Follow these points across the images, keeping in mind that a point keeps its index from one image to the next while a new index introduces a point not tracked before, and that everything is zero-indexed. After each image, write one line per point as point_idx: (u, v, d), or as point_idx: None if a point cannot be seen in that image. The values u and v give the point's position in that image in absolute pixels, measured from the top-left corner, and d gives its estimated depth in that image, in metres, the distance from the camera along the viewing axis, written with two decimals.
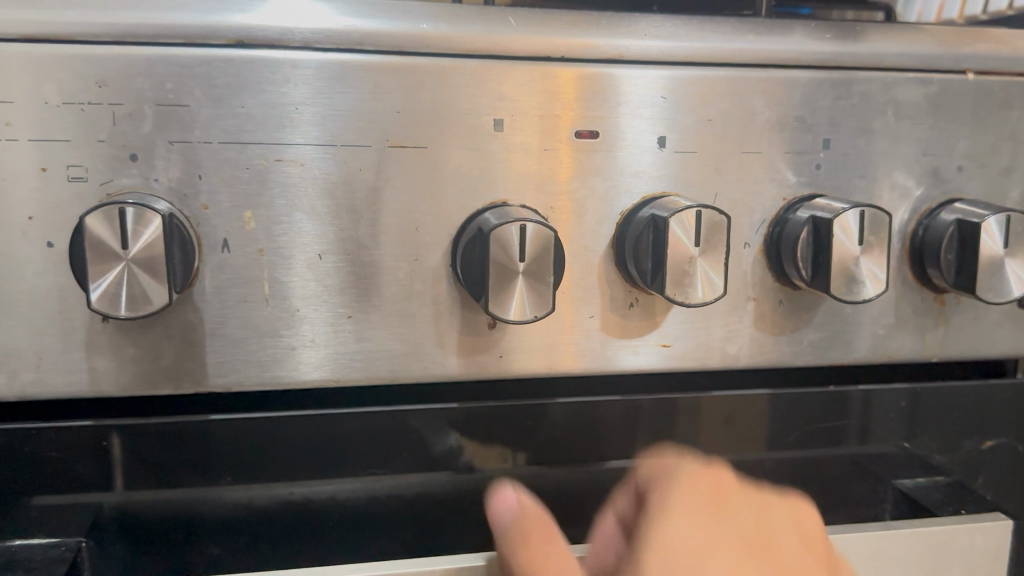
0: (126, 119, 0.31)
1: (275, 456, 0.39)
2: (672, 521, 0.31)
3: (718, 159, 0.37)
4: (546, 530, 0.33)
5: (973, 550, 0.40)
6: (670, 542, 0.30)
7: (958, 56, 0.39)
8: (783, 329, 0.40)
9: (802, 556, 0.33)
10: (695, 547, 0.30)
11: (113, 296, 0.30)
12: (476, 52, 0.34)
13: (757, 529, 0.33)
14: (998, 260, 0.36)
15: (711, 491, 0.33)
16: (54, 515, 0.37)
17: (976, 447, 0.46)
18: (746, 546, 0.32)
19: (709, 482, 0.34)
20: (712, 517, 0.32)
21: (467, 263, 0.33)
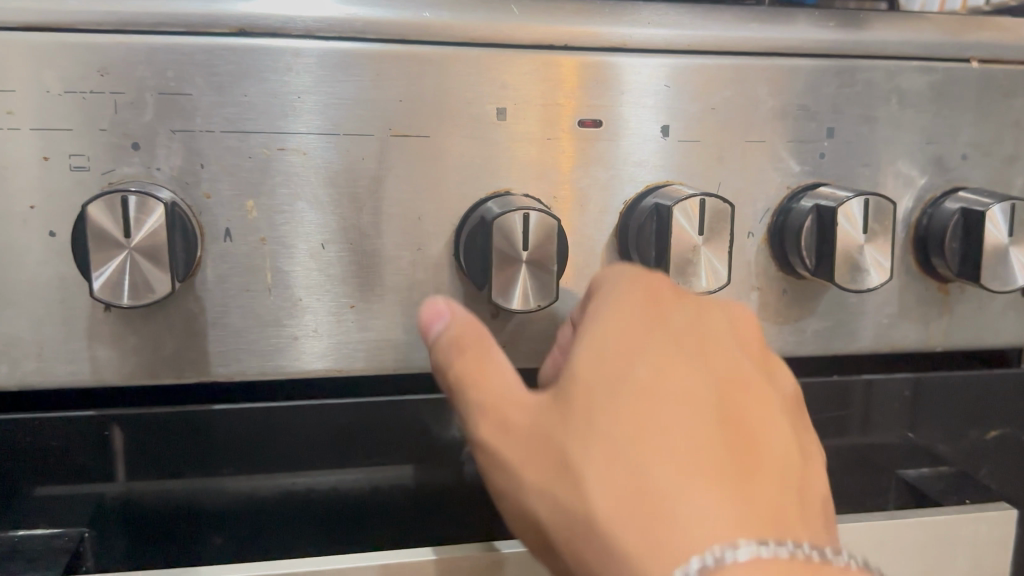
0: (128, 107, 0.31)
1: (280, 444, 0.39)
2: (599, 325, 0.29)
3: (721, 148, 0.37)
4: (484, 346, 0.30)
5: (976, 539, 0.40)
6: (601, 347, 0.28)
7: (962, 44, 0.39)
8: (786, 319, 0.40)
9: (733, 351, 0.31)
10: (620, 352, 0.28)
11: (115, 284, 0.29)
12: (478, 41, 0.34)
13: (691, 328, 0.30)
14: (1001, 249, 0.36)
15: (647, 293, 0.30)
16: (56, 505, 0.37)
17: (980, 437, 0.46)
18: (678, 354, 0.29)
19: (648, 289, 0.30)
20: (647, 326, 0.29)
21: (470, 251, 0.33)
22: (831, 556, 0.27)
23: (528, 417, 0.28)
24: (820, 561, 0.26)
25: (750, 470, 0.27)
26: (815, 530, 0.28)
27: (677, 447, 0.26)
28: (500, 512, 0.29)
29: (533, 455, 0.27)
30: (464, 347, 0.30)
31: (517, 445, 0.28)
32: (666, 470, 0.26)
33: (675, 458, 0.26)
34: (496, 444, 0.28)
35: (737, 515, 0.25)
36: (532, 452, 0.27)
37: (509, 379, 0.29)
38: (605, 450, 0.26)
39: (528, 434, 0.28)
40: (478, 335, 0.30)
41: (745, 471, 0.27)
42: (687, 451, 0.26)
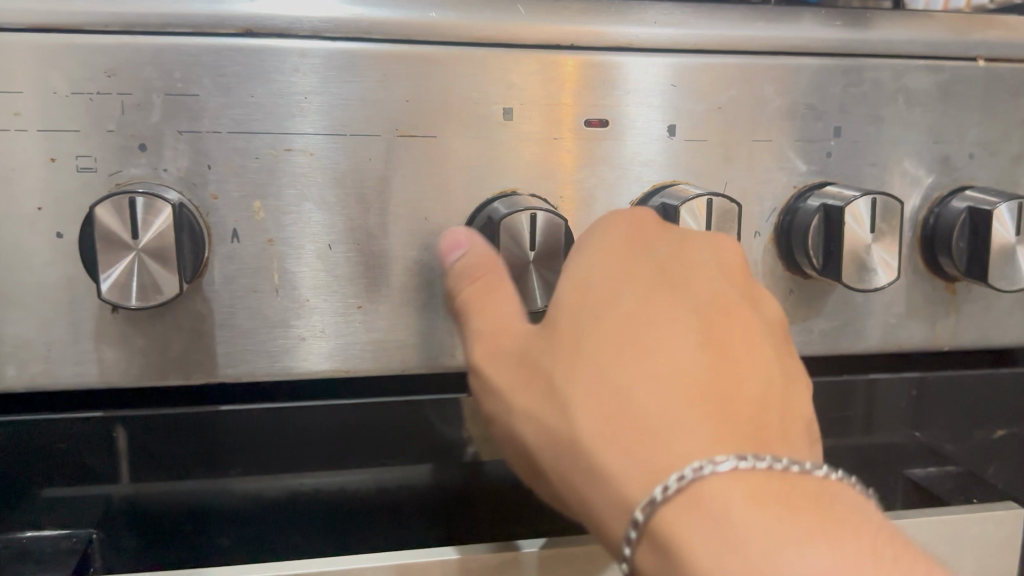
0: (135, 109, 0.31)
1: (289, 446, 0.40)
2: (584, 258, 0.30)
3: (728, 147, 0.37)
4: (496, 274, 0.31)
5: (984, 538, 0.40)
6: (585, 278, 0.29)
7: (969, 42, 0.39)
8: (793, 319, 0.40)
9: (719, 270, 0.31)
10: (603, 282, 0.29)
11: (123, 285, 0.29)
12: (484, 41, 0.34)
13: (677, 252, 0.30)
14: (1009, 249, 0.36)
15: (633, 225, 0.31)
16: (63, 506, 0.36)
17: (987, 437, 0.46)
18: (661, 281, 0.29)
19: (635, 221, 0.31)
20: (631, 254, 0.30)
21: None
22: (808, 467, 0.27)
23: (520, 348, 0.29)
24: (798, 473, 0.26)
25: (730, 386, 0.27)
26: (804, 444, 0.28)
27: (654, 365, 0.27)
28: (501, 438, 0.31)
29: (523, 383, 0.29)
30: (475, 276, 0.31)
31: (512, 373, 0.29)
32: (641, 388, 0.27)
33: (653, 376, 0.27)
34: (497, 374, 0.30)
35: (710, 427, 0.26)
36: (525, 379, 0.29)
37: (512, 311, 0.31)
38: (586, 373, 0.27)
39: (522, 362, 0.29)
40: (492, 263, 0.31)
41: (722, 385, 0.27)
42: (664, 366, 0.27)
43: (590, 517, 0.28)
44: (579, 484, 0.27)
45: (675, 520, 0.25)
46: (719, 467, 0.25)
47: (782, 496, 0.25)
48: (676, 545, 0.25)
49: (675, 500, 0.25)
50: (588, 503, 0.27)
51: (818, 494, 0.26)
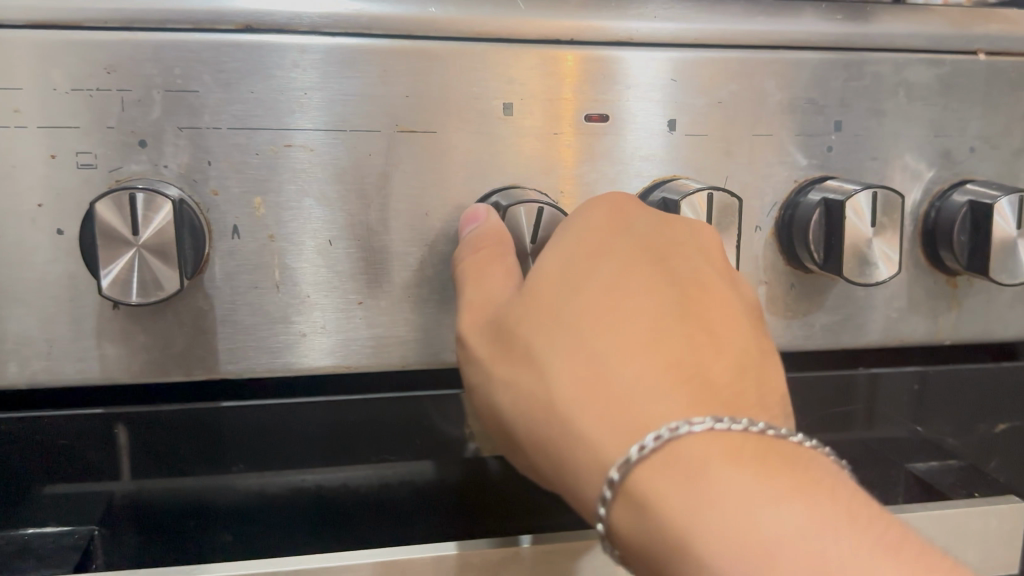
0: (135, 105, 0.31)
1: (289, 442, 0.39)
2: (565, 232, 0.30)
3: (728, 141, 0.37)
4: (499, 248, 0.31)
5: (987, 532, 0.40)
6: (567, 248, 0.30)
7: (970, 36, 0.39)
8: (795, 313, 0.40)
9: (698, 247, 0.31)
10: (583, 252, 0.29)
11: (124, 282, 0.29)
12: (485, 36, 0.34)
13: (658, 228, 0.31)
14: (1010, 241, 0.36)
15: (614, 202, 0.31)
16: (65, 503, 0.37)
17: (989, 430, 0.46)
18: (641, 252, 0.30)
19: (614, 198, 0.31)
20: (612, 229, 0.30)
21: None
22: (783, 433, 0.27)
23: (500, 316, 0.29)
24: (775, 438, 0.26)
25: (704, 355, 0.28)
26: (777, 414, 0.29)
27: (632, 333, 0.27)
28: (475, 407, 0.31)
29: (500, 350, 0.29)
30: (480, 247, 0.31)
31: (488, 341, 0.29)
32: (618, 353, 0.27)
33: (629, 343, 0.27)
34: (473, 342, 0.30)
35: (685, 394, 0.26)
36: (499, 345, 0.29)
37: (503, 285, 0.31)
38: (564, 337, 0.28)
39: (497, 330, 0.29)
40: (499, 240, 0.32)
41: (697, 356, 0.27)
42: (641, 335, 0.27)
43: (564, 480, 0.28)
44: (552, 448, 0.27)
45: (653, 479, 0.25)
46: (697, 426, 0.25)
47: (759, 457, 0.25)
48: (655, 505, 0.25)
49: (652, 459, 0.25)
50: (562, 465, 0.27)
51: (796, 455, 0.26)
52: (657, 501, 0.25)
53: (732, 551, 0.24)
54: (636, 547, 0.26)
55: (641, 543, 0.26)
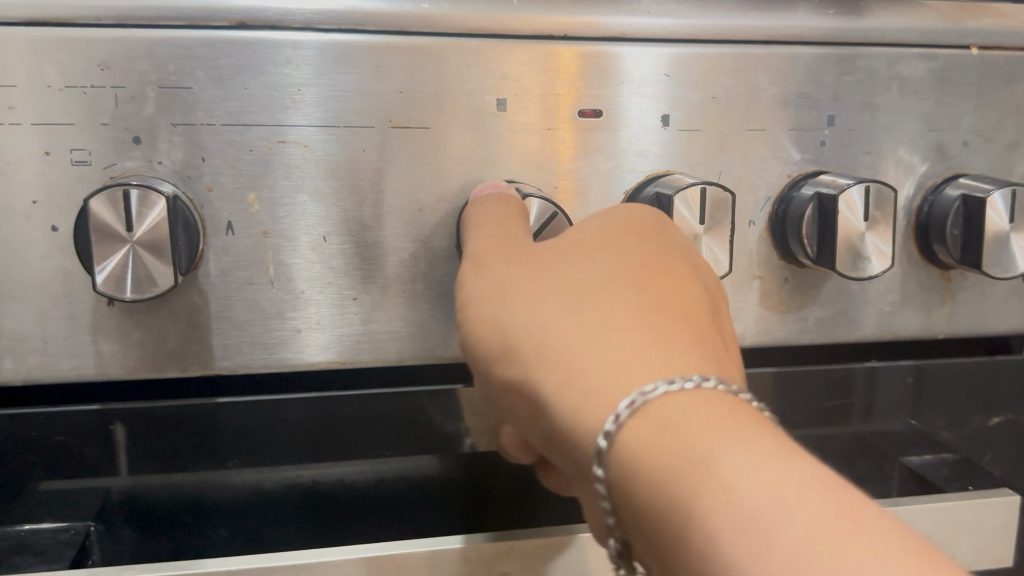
0: (129, 102, 0.31)
1: (284, 438, 0.39)
2: (609, 215, 0.31)
3: (722, 136, 0.37)
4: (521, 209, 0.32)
5: (980, 525, 0.40)
6: (609, 230, 0.30)
7: (963, 30, 0.39)
8: (788, 307, 0.40)
9: (717, 289, 0.31)
10: (631, 236, 0.30)
11: (119, 278, 0.30)
12: (478, 31, 0.34)
13: (692, 249, 0.31)
14: (1002, 235, 0.36)
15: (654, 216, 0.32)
16: (62, 499, 0.37)
17: (983, 423, 0.46)
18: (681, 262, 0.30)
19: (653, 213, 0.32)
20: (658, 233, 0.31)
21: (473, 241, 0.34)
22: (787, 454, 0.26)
23: (535, 258, 0.30)
24: None
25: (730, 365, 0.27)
26: None
27: (673, 311, 0.27)
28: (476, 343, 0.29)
29: (527, 285, 0.28)
30: (505, 203, 0.32)
31: (522, 275, 0.29)
32: (660, 317, 0.26)
33: (671, 315, 0.27)
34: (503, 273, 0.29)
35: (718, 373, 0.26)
36: (534, 278, 0.29)
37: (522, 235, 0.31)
38: (608, 288, 0.27)
39: (535, 269, 0.29)
40: (524, 212, 0.32)
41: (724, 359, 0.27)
42: (681, 315, 0.27)
43: (563, 405, 0.25)
44: (567, 366, 0.26)
45: (685, 407, 0.23)
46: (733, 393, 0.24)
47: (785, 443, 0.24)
48: (680, 427, 0.23)
49: (688, 393, 0.23)
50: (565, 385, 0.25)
51: None
52: (685, 423, 0.23)
53: (761, 473, 0.21)
54: (637, 475, 0.23)
55: (643, 474, 0.23)
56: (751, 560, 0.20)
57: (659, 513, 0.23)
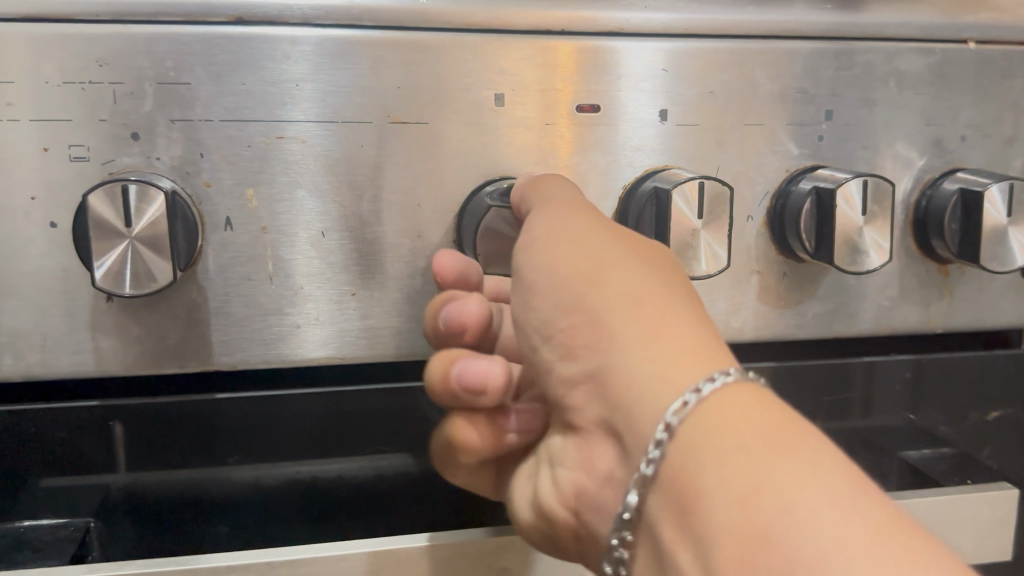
0: (127, 98, 0.31)
1: (282, 434, 0.40)
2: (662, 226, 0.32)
3: (720, 132, 0.37)
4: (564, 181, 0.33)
5: (979, 518, 0.40)
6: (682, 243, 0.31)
7: (960, 25, 0.39)
8: (787, 302, 0.40)
9: None
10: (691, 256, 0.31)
11: (117, 273, 0.30)
12: (475, 27, 0.34)
13: None
14: (1000, 229, 0.36)
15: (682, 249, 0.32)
16: (61, 496, 0.37)
17: (981, 418, 0.46)
18: None
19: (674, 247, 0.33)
20: None
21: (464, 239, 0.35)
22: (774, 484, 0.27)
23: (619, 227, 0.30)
24: None
25: None
26: None
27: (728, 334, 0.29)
28: (559, 275, 0.28)
29: (615, 243, 0.29)
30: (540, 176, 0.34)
31: (608, 233, 0.29)
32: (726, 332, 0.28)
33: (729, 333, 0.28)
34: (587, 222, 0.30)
35: None
36: (620, 240, 0.29)
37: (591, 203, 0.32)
38: (686, 282, 0.28)
39: (619, 234, 0.30)
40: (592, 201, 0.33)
41: None
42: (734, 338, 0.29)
43: (644, 360, 0.26)
44: (647, 323, 0.26)
45: (757, 404, 0.24)
46: None
47: None
48: (756, 417, 0.23)
49: (765, 394, 0.24)
50: (656, 344, 0.26)
51: None
52: (748, 420, 0.23)
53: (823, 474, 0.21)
54: (697, 450, 0.23)
55: (694, 455, 0.23)
56: (810, 544, 0.20)
57: (710, 488, 0.23)
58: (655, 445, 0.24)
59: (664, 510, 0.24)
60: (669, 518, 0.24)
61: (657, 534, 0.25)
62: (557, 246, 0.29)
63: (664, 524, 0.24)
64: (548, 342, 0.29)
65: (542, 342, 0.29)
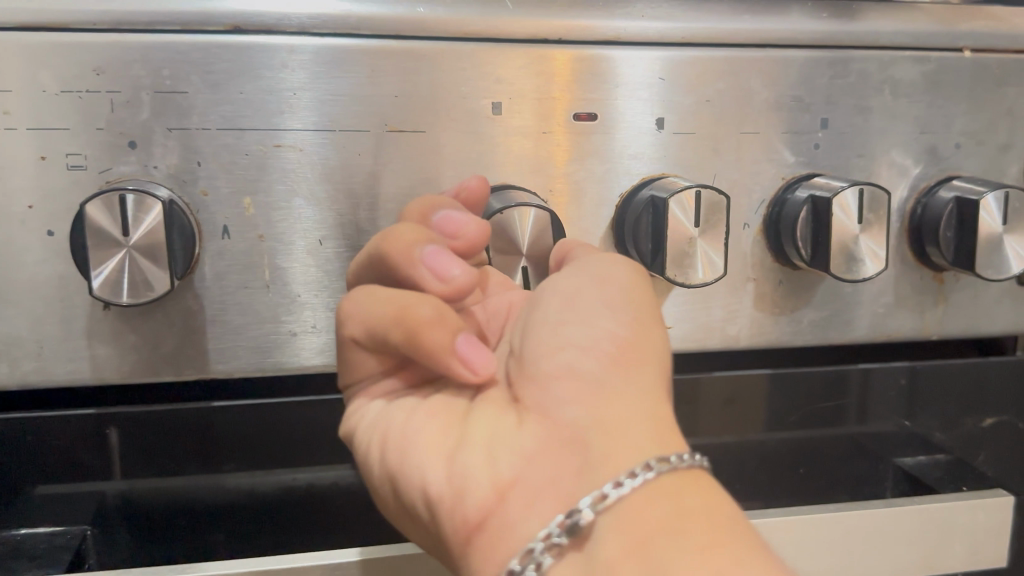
0: (124, 106, 0.31)
1: (280, 441, 0.40)
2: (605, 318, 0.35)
3: (716, 140, 0.37)
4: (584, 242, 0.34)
5: (974, 526, 0.41)
6: None
7: (955, 33, 0.39)
8: (783, 309, 0.40)
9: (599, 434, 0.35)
10: None
11: (115, 282, 0.30)
12: (473, 35, 0.34)
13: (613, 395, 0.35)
14: (995, 237, 0.36)
15: None
16: (58, 504, 0.37)
17: (977, 425, 0.46)
18: None
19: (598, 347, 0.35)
20: None
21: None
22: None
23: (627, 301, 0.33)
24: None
25: None
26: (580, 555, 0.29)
27: None
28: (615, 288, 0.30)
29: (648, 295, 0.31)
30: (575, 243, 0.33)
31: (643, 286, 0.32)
32: None
33: None
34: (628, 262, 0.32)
35: None
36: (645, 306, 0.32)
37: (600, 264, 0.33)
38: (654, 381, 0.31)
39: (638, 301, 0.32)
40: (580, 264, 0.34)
41: None
42: None
43: (654, 414, 0.28)
44: (658, 390, 0.29)
45: (724, 497, 0.26)
46: None
47: None
48: (726, 505, 0.26)
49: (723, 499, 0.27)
50: (663, 412, 0.28)
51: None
52: (718, 505, 0.26)
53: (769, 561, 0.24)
54: (678, 497, 0.25)
55: (666, 502, 0.25)
56: None
57: (674, 529, 0.24)
58: (630, 475, 0.26)
59: (614, 535, 0.25)
60: (615, 542, 0.25)
61: (597, 556, 0.25)
62: (632, 272, 0.31)
63: (606, 544, 0.25)
64: (580, 330, 0.29)
65: (572, 328, 0.29)
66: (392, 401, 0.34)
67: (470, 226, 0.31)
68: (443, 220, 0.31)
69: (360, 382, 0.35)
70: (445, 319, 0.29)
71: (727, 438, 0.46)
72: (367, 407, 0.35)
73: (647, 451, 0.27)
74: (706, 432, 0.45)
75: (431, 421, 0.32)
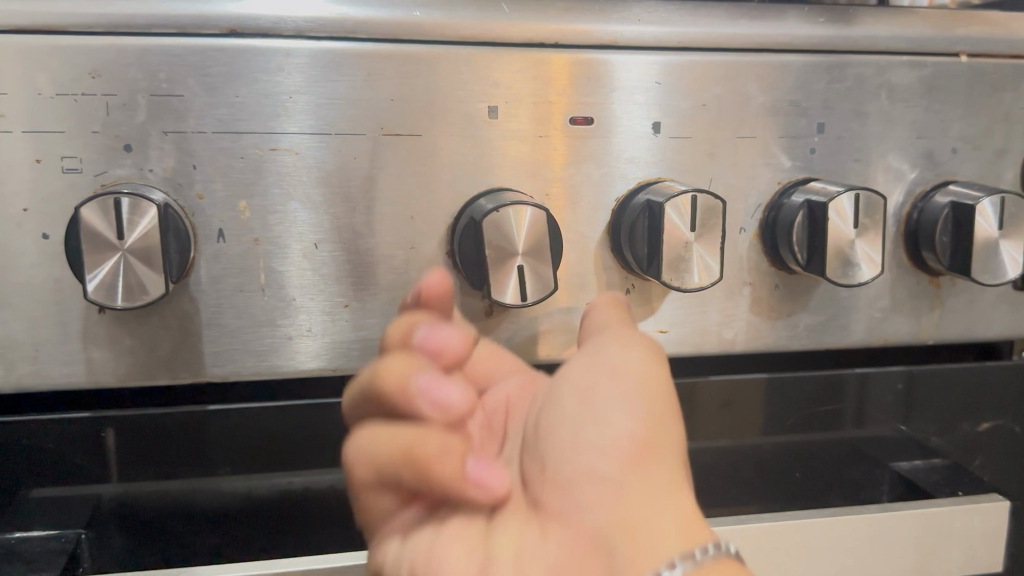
0: (120, 109, 0.31)
1: (278, 444, 0.39)
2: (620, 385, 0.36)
3: (713, 144, 0.37)
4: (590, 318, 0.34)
5: (970, 531, 0.41)
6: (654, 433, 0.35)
7: (950, 38, 0.39)
8: (779, 314, 0.40)
9: None
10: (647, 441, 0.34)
11: (109, 286, 0.29)
12: (469, 39, 0.34)
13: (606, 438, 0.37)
14: (992, 243, 0.36)
15: None
16: (52, 506, 0.37)
17: (973, 429, 0.46)
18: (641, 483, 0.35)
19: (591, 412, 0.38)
20: None
21: (470, 267, 0.33)
22: None
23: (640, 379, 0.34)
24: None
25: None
26: None
27: None
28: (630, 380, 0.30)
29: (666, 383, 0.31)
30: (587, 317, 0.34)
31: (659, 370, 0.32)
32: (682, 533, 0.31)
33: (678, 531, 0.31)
34: (640, 348, 0.32)
35: None
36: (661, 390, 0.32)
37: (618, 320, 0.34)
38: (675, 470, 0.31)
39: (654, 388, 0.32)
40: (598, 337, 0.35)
41: None
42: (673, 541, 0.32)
43: (675, 514, 0.28)
44: (678, 484, 0.29)
45: None
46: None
47: None
48: None
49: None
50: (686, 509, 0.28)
51: None
52: None
53: None
54: None
55: None
56: None
57: None
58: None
59: None
60: None
61: None
62: (650, 361, 0.31)
63: None
64: (600, 429, 0.29)
65: (590, 428, 0.29)
66: (410, 534, 0.34)
67: (453, 339, 0.32)
68: (427, 340, 0.32)
69: (376, 522, 0.35)
70: (451, 451, 0.31)
71: (724, 442, 0.45)
72: (391, 543, 0.34)
73: (673, 550, 0.26)
74: (705, 435, 0.45)
75: (456, 540, 0.32)
